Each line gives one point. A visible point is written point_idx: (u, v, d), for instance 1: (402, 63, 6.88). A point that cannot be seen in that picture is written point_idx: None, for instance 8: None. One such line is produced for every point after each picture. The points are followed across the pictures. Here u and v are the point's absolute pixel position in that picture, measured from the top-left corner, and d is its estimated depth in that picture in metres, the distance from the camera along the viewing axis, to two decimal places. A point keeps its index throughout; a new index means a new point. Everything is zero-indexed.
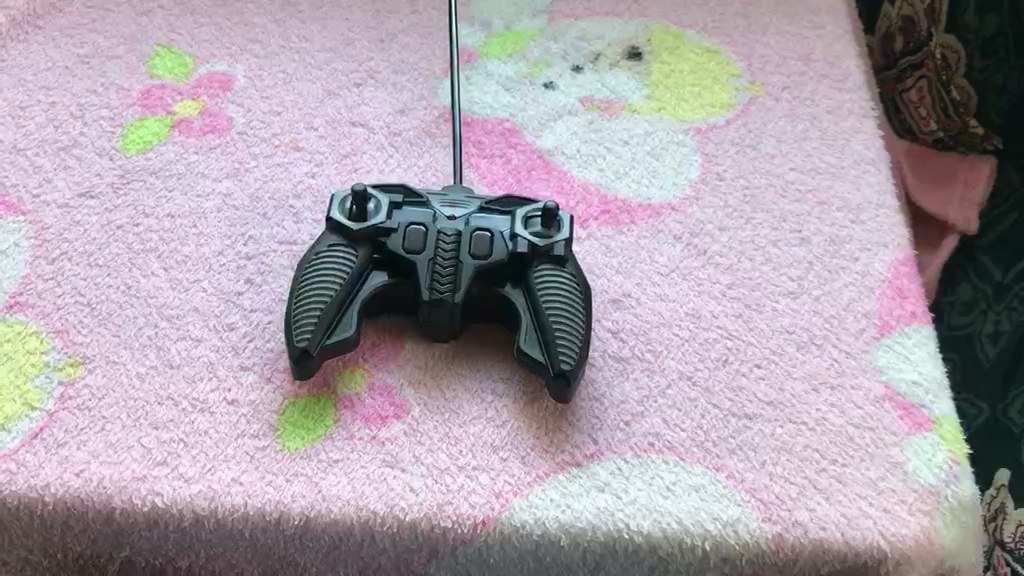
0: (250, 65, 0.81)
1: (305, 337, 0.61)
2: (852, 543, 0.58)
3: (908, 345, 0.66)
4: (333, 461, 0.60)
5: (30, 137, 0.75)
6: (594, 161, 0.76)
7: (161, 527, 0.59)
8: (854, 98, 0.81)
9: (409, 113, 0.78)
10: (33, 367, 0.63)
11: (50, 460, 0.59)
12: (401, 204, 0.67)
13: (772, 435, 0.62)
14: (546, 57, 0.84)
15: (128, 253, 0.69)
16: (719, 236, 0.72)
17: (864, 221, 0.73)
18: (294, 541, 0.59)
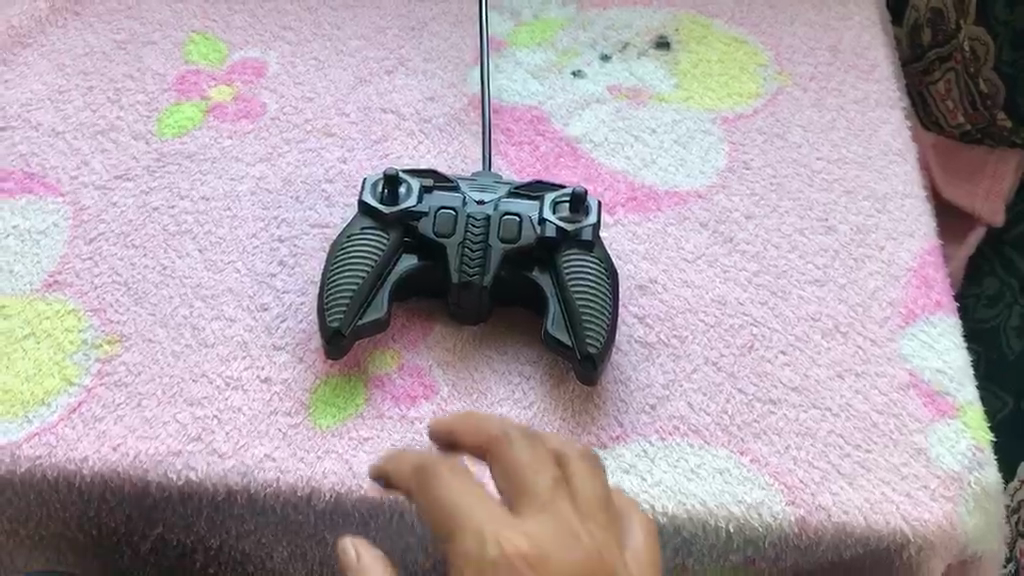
0: (282, 52, 0.82)
1: (337, 318, 0.62)
2: (874, 528, 0.59)
3: (934, 333, 0.67)
4: (363, 439, 0.61)
5: (68, 121, 0.76)
6: (622, 148, 0.77)
7: (195, 500, 0.61)
8: (882, 89, 0.81)
9: (439, 100, 0.79)
10: (72, 343, 0.64)
11: (88, 434, 0.61)
12: (432, 188, 0.68)
13: (797, 419, 0.63)
14: (575, 47, 0.84)
15: (164, 234, 0.70)
16: (747, 224, 0.72)
17: (891, 210, 0.73)
18: (325, 517, 0.60)
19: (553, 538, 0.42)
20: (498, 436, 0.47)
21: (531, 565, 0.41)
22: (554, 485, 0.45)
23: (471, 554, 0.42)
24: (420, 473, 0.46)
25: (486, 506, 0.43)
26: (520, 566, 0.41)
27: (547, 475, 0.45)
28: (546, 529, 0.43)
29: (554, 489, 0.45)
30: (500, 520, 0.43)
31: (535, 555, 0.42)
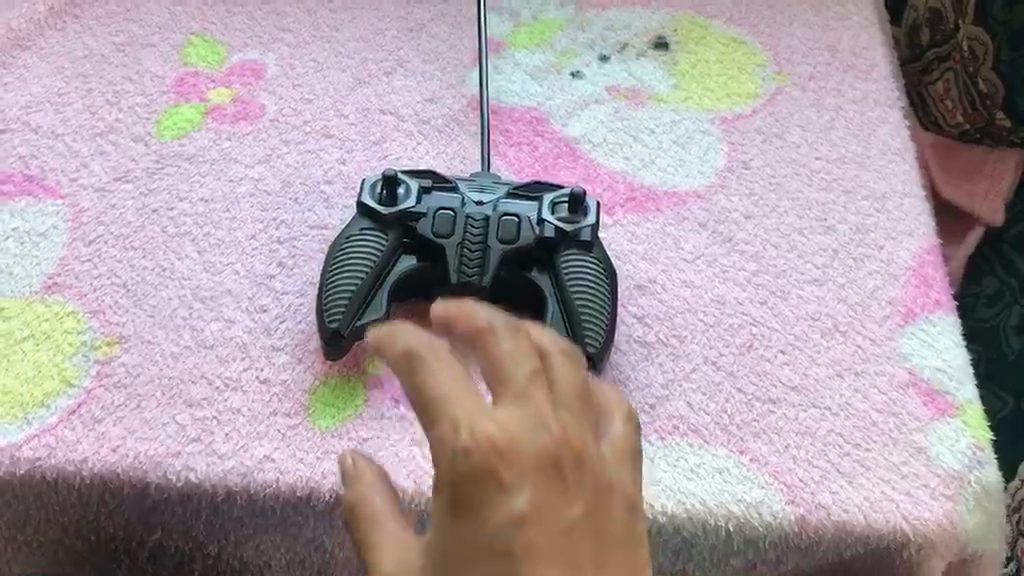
0: (281, 54, 0.82)
1: (337, 319, 0.63)
2: (874, 526, 0.59)
3: (933, 332, 0.67)
4: (362, 440, 0.61)
5: (67, 123, 0.76)
6: (620, 148, 0.77)
7: (194, 502, 0.61)
8: (880, 89, 0.81)
9: (438, 101, 0.79)
10: (71, 345, 0.65)
11: (88, 435, 0.61)
12: (431, 189, 0.68)
13: (796, 419, 0.63)
14: (573, 48, 0.84)
15: (163, 236, 0.70)
16: (745, 224, 0.72)
17: (890, 210, 0.73)
18: (325, 518, 0.60)
19: (524, 433, 0.38)
20: (483, 325, 0.40)
21: (498, 456, 0.37)
22: (533, 375, 0.39)
23: (443, 439, 0.38)
24: (397, 362, 0.39)
25: (463, 395, 0.38)
26: (487, 454, 0.37)
27: (529, 368, 0.39)
28: (517, 422, 0.38)
29: (532, 378, 0.39)
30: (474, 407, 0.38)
31: (504, 441, 0.38)
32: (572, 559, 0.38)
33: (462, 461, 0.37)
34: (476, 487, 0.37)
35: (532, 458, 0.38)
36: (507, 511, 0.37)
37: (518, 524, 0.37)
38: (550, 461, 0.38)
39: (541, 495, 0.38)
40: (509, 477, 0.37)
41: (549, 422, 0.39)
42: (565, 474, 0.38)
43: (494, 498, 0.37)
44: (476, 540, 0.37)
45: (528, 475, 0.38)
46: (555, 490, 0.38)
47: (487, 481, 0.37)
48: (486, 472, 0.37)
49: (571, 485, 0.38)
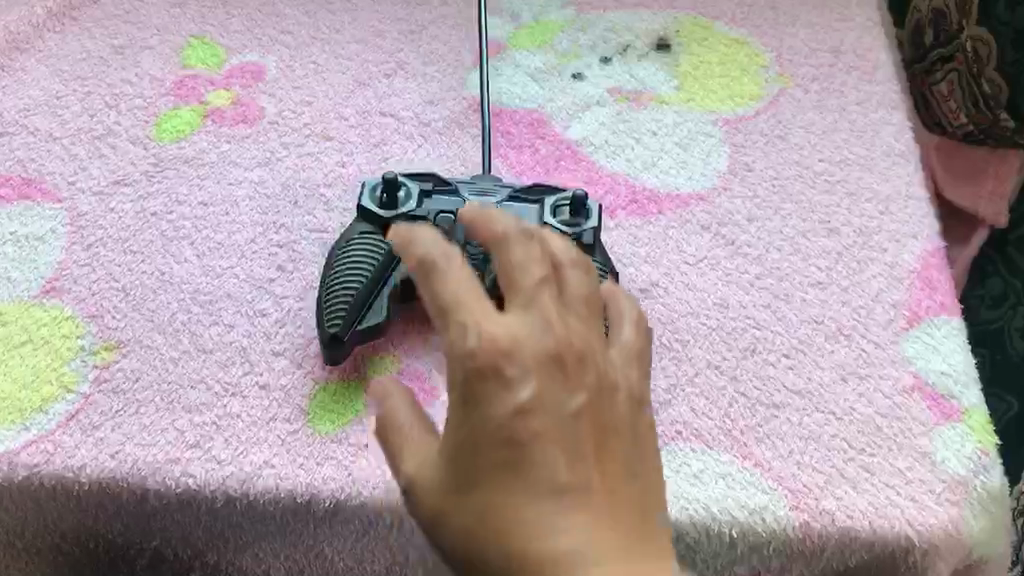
0: (281, 56, 0.81)
1: (336, 323, 0.62)
2: (880, 532, 0.58)
3: (937, 336, 0.66)
4: (362, 445, 0.60)
5: (66, 126, 0.76)
6: (622, 150, 0.77)
7: (194, 508, 0.60)
8: (884, 90, 0.81)
9: (438, 104, 0.79)
10: (69, 350, 0.64)
11: (86, 441, 0.60)
12: (431, 192, 0.67)
13: (800, 424, 0.62)
14: (575, 49, 0.84)
15: (162, 240, 0.70)
16: (748, 227, 0.72)
17: (894, 212, 0.73)
18: (325, 525, 0.60)
19: (530, 333, 0.45)
20: (498, 234, 0.47)
21: (504, 355, 0.44)
22: (542, 281, 0.46)
23: (456, 339, 0.44)
24: (423, 268, 0.46)
25: (477, 302, 0.45)
26: (494, 354, 0.44)
27: (535, 275, 0.46)
28: (523, 323, 0.45)
29: (537, 283, 0.46)
30: (486, 312, 0.45)
31: (508, 343, 0.44)
32: (570, 446, 0.44)
33: (471, 357, 0.44)
34: (486, 382, 0.44)
35: (535, 354, 0.44)
36: (513, 403, 0.43)
37: (524, 413, 0.43)
38: (553, 359, 0.44)
39: (545, 388, 0.44)
40: (516, 369, 0.44)
41: (552, 322, 0.45)
42: (565, 369, 0.45)
43: (501, 392, 0.44)
44: (487, 429, 0.44)
45: (531, 369, 0.44)
46: (556, 384, 0.44)
47: (495, 377, 0.44)
48: (493, 368, 0.44)
49: (570, 380, 0.45)
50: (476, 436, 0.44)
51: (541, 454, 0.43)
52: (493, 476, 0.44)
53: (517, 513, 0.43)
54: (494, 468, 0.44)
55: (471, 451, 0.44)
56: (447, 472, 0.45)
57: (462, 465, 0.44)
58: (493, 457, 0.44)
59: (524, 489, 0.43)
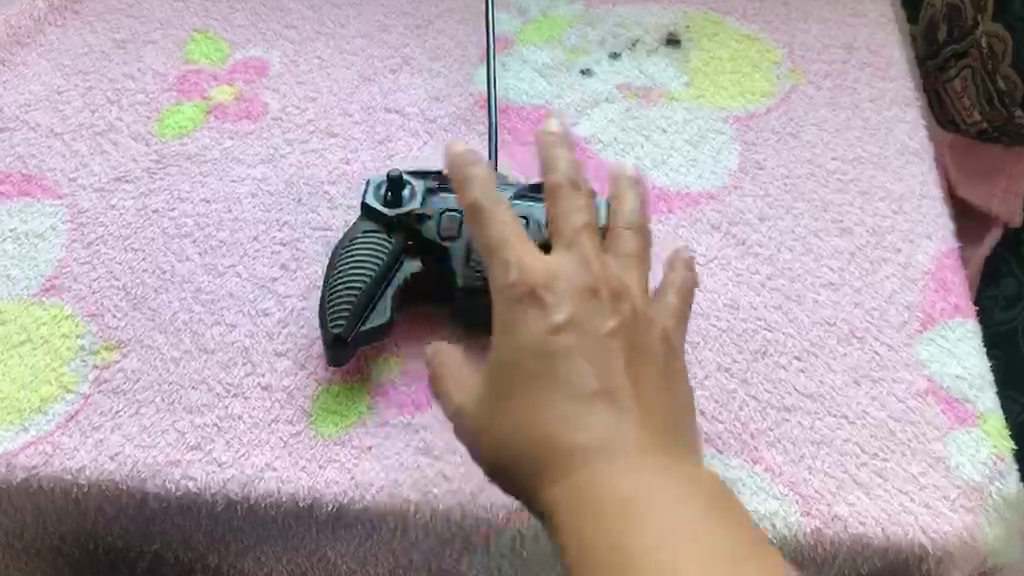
0: (285, 51, 0.80)
1: (339, 324, 0.61)
2: (892, 539, 0.57)
3: (952, 338, 0.65)
4: (366, 448, 0.59)
5: (67, 122, 0.75)
6: (631, 148, 0.75)
7: (194, 511, 0.59)
8: (897, 87, 0.79)
9: (444, 100, 0.78)
10: (69, 350, 0.63)
11: (85, 443, 0.59)
12: (436, 190, 0.65)
13: (812, 428, 0.61)
14: (583, 44, 0.82)
15: (163, 237, 0.69)
16: (760, 227, 0.71)
17: (908, 211, 0.71)
18: (328, 528, 0.59)
19: (571, 267, 0.52)
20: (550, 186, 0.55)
21: (543, 286, 0.51)
22: (585, 228, 0.54)
23: (504, 272, 0.52)
24: (474, 214, 0.54)
25: (524, 245, 0.53)
26: (532, 285, 0.51)
27: (579, 222, 0.54)
28: (564, 261, 0.53)
29: (581, 228, 0.54)
30: (532, 254, 0.53)
31: (546, 277, 0.52)
32: (601, 360, 0.50)
33: (513, 287, 0.52)
34: (525, 307, 0.51)
35: (573, 283, 0.52)
36: (548, 323, 0.50)
37: (559, 330, 0.50)
38: (587, 291, 0.52)
39: (580, 310, 0.51)
40: (555, 294, 0.51)
41: (590, 262, 0.53)
42: (601, 298, 0.52)
43: (539, 315, 0.51)
44: (526, 344, 0.50)
45: (569, 294, 0.51)
46: (591, 308, 0.51)
47: (534, 302, 0.51)
48: (532, 296, 0.51)
49: (604, 307, 0.52)
50: (515, 349, 0.50)
51: (573, 364, 0.50)
52: (528, 385, 0.50)
53: (545, 416, 0.49)
54: (530, 377, 0.50)
55: (509, 363, 0.50)
56: (487, 388, 0.51)
57: (499, 376, 0.51)
58: (528, 366, 0.50)
59: (555, 394, 0.49)
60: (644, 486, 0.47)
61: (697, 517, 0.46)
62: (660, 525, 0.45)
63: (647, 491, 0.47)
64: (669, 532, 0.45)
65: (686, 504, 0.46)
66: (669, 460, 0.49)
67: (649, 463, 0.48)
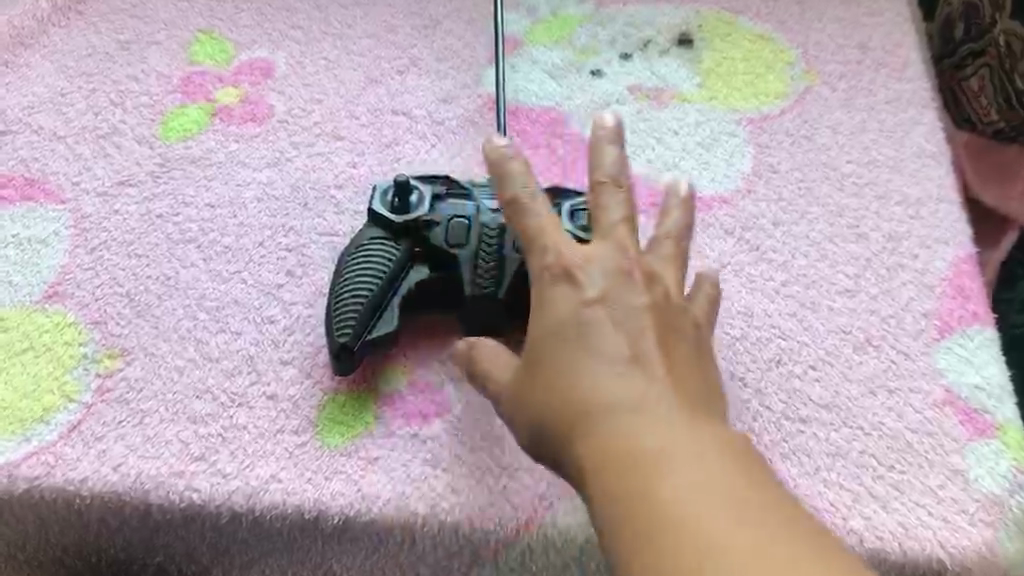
0: (291, 52, 0.79)
1: (345, 333, 0.60)
2: (910, 555, 0.56)
3: (970, 347, 0.64)
4: (373, 459, 0.58)
5: (70, 125, 0.74)
6: (643, 151, 0.74)
7: (198, 524, 0.58)
8: (914, 88, 0.78)
9: (452, 102, 0.76)
10: (71, 358, 0.62)
11: (88, 453, 0.59)
12: (444, 196, 0.64)
13: (827, 439, 0.60)
14: (594, 44, 0.81)
15: (167, 243, 0.68)
16: (774, 232, 0.69)
17: (925, 216, 0.70)
18: (334, 541, 0.58)
19: (605, 251, 0.54)
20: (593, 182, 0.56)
21: (576, 268, 0.53)
22: (623, 223, 0.56)
23: (541, 258, 0.55)
24: (513, 207, 0.57)
25: (562, 236, 0.55)
26: (566, 268, 0.54)
27: (618, 213, 0.56)
28: (599, 249, 0.54)
29: (619, 218, 0.56)
30: (570, 243, 0.55)
31: (581, 261, 0.54)
32: (632, 331, 0.51)
33: (548, 270, 0.54)
34: (558, 287, 0.53)
35: (607, 264, 0.54)
36: (580, 299, 0.52)
37: (591, 304, 0.52)
38: (621, 274, 0.53)
39: (612, 287, 0.53)
40: (588, 273, 0.53)
41: (626, 248, 0.54)
42: (633, 278, 0.53)
43: (572, 292, 0.53)
44: (559, 317, 0.52)
45: (601, 273, 0.53)
46: (624, 287, 0.53)
47: (568, 282, 0.53)
48: (565, 277, 0.53)
49: (636, 286, 0.53)
50: (548, 322, 0.52)
51: (604, 334, 0.51)
52: (560, 353, 0.51)
53: (574, 380, 0.50)
54: (562, 346, 0.51)
55: (542, 335, 0.52)
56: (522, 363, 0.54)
57: (533, 348, 0.53)
58: (561, 335, 0.52)
59: (586, 360, 0.51)
60: (670, 442, 0.47)
61: (722, 472, 0.46)
62: (685, 477, 0.45)
63: (674, 446, 0.47)
64: (693, 483, 0.45)
65: (712, 461, 0.46)
66: (699, 428, 0.48)
67: (677, 422, 0.48)
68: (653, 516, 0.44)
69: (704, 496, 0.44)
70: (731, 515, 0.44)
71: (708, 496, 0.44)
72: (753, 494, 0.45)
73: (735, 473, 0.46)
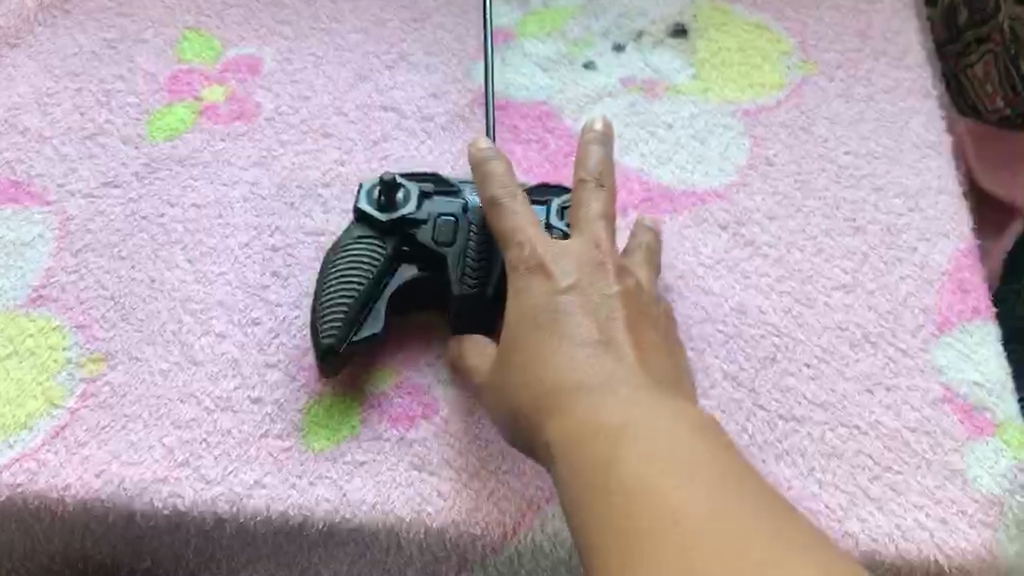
0: (279, 47, 0.78)
1: (331, 333, 0.59)
2: (906, 557, 0.55)
3: (970, 343, 0.62)
4: (358, 463, 0.58)
5: (56, 125, 0.73)
6: (636, 144, 0.73)
7: (182, 530, 0.57)
8: (915, 77, 0.76)
9: (442, 97, 0.75)
10: (55, 362, 0.61)
11: (71, 460, 0.58)
12: (431, 193, 0.62)
13: (822, 439, 0.59)
14: (587, 36, 0.79)
15: (152, 244, 0.67)
16: (769, 226, 0.68)
17: (924, 209, 0.69)
18: (319, 547, 0.57)
19: (580, 247, 0.55)
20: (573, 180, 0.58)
21: (550, 258, 0.54)
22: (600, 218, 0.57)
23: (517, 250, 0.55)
24: (491, 205, 0.57)
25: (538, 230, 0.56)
26: (540, 257, 0.54)
27: (596, 209, 0.57)
28: (574, 243, 0.55)
29: (597, 215, 0.56)
30: (545, 237, 0.56)
31: (555, 252, 0.55)
32: (603, 320, 0.52)
33: (523, 262, 0.55)
34: (532, 276, 0.54)
35: (581, 258, 0.55)
36: (552, 287, 0.53)
37: (565, 294, 0.53)
38: (593, 266, 0.54)
39: (585, 279, 0.54)
40: (563, 265, 0.54)
41: (600, 243, 0.55)
42: (606, 271, 0.54)
43: (545, 279, 0.54)
44: (534, 306, 0.53)
45: (575, 265, 0.54)
46: (596, 278, 0.54)
47: (541, 271, 0.54)
48: (539, 267, 0.54)
49: (608, 278, 0.54)
50: (523, 312, 0.53)
51: (577, 322, 0.52)
52: (533, 341, 0.52)
53: (547, 360, 0.51)
54: (535, 334, 0.52)
55: (518, 324, 0.53)
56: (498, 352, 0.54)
57: (508, 335, 0.53)
58: (535, 324, 0.52)
59: (558, 346, 0.51)
60: (635, 413, 0.47)
61: (691, 446, 0.45)
62: (652, 451, 0.44)
63: (639, 417, 0.47)
64: (661, 457, 0.44)
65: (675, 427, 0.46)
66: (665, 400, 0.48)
67: (648, 402, 0.48)
68: (618, 488, 0.44)
69: (670, 469, 0.43)
70: (697, 490, 0.42)
71: (673, 468, 0.43)
72: (722, 467, 0.44)
73: (706, 450, 0.45)
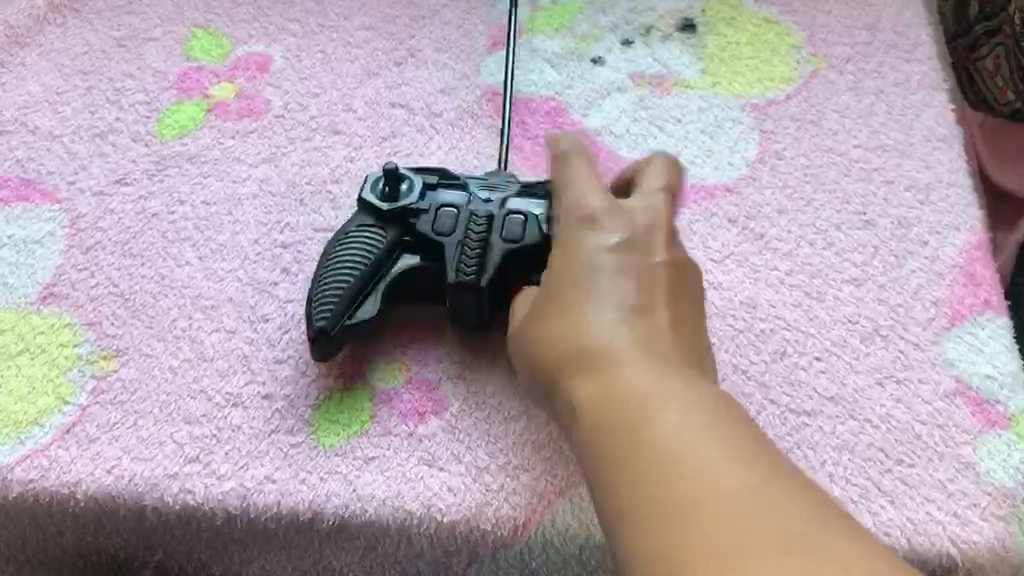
0: (288, 45, 0.78)
1: (325, 316, 0.58)
2: (919, 550, 0.54)
3: (982, 336, 0.62)
4: (368, 459, 0.57)
5: (67, 123, 0.73)
6: (644, 140, 0.72)
7: (194, 525, 0.58)
8: (924, 70, 0.76)
9: (451, 93, 0.75)
10: (66, 359, 0.62)
11: (82, 455, 0.58)
12: (435, 186, 0.63)
13: (833, 433, 0.58)
14: (595, 31, 0.79)
15: (163, 241, 0.67)
16: (778, 220, 0.68)
17: (934, 202, 0.68)
18: (330, 541, 0.57)
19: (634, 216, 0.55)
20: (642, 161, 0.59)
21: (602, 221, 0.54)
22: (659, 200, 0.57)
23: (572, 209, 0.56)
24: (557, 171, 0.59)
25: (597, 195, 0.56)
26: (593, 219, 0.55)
27: (655, 186, 0.58)
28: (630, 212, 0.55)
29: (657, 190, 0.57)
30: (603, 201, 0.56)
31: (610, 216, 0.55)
32: (644, 287, 0.52)
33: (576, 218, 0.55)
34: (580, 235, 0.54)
35: (632, 226, 0.54)
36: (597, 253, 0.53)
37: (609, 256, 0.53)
38: (642, 238, 0.54)
39: (633, 245, 0.53)
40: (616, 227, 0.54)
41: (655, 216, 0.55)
42: (654, 242, 0.54)
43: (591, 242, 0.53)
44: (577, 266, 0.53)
45: (625, 229, 0.54)
46: (642, 250, 0.53)
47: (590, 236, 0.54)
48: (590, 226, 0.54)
49: (655, 250, 0.53)
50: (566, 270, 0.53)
51: (619, 287, 0.51)
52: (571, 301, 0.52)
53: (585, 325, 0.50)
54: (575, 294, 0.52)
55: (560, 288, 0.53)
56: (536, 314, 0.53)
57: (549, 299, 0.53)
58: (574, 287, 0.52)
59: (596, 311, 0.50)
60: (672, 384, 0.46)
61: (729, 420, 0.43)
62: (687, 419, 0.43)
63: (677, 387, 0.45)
64: (697, 426, 0.42)
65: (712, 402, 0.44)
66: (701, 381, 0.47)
67: (668, 369, 0.46)
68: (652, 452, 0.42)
69: (704, 435, 0.42)
70: (731, 458, 0.40)
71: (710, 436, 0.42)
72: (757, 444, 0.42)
73: (743, 427, 0.43)
